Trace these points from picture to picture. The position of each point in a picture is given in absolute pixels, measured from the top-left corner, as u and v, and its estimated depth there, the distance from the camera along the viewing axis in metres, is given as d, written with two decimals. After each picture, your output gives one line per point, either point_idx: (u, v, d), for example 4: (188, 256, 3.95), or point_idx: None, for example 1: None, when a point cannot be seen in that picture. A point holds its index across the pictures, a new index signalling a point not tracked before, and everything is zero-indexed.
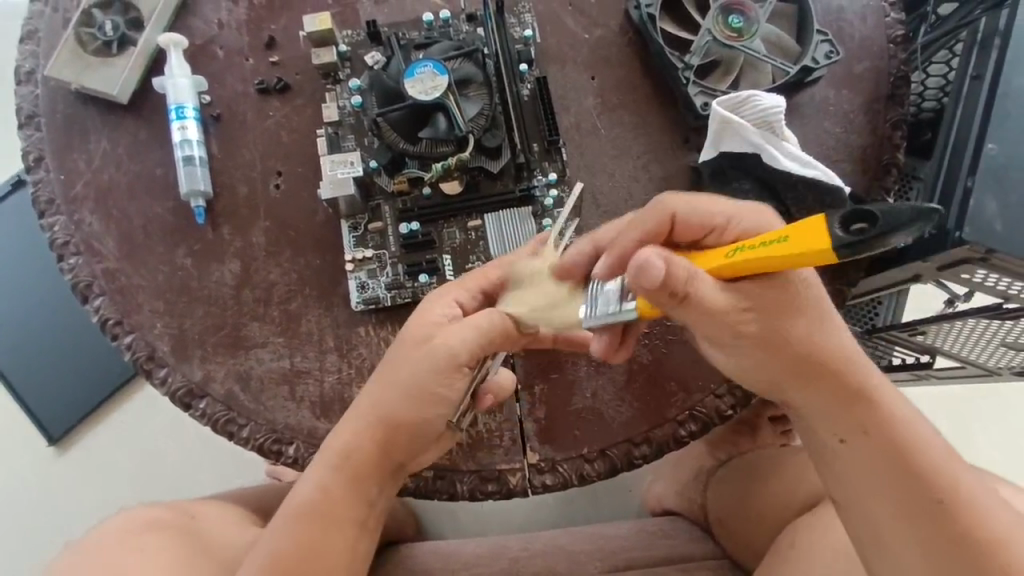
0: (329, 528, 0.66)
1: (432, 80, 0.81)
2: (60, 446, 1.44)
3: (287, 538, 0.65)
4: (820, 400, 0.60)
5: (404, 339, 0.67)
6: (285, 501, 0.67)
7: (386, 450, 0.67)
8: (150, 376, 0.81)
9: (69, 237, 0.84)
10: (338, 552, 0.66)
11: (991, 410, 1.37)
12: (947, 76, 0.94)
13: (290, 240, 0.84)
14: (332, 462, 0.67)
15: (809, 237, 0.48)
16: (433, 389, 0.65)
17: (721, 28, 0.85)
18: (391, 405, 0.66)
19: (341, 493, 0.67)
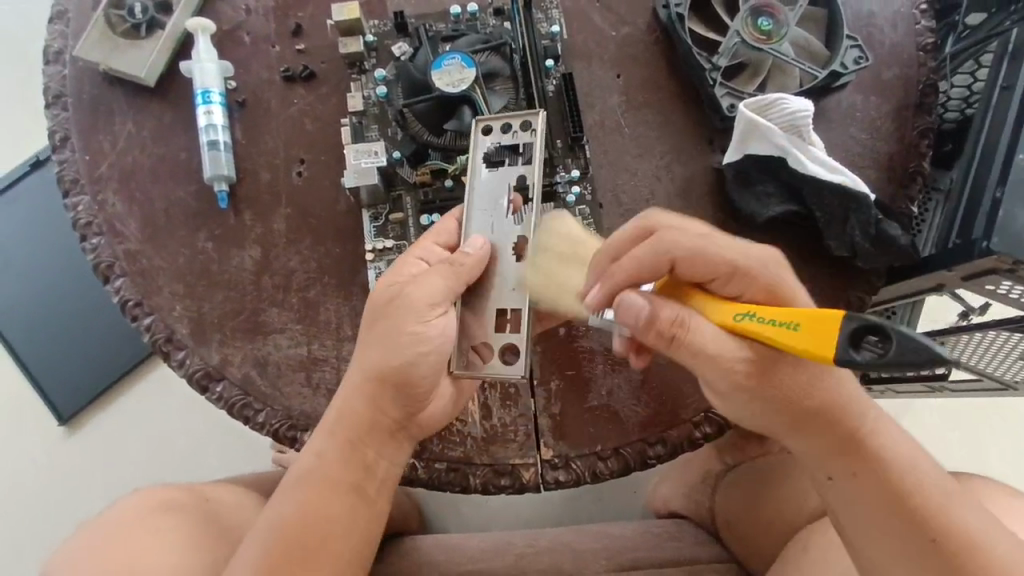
0: (328, 494, 0.67)
1: (460, 73, 0.81)
2: (71, 425, 1.45)
3: (289, 504, 0.67)
4: (818, 443, 0.61)
5: (379, 298, 0.69)
6: (288, 470, 0.69)
7: (378, 409, 0.68)
8: (169, 358, 0.81)
9: (93, 217, 0.84)
10: (338, 516, 0.68)
11: (1003, 424, 1.36)
12: (972, 86, 0.92)
13: (312, 227, 0.84)
14: (328, 428, 0.69)
15: (820, 331, 0.50)
16: (415, 332, 0.66)
17: (750, 29, 0.84)
18: (376, 359, 0.67)
19: (338, 458, 0.68)
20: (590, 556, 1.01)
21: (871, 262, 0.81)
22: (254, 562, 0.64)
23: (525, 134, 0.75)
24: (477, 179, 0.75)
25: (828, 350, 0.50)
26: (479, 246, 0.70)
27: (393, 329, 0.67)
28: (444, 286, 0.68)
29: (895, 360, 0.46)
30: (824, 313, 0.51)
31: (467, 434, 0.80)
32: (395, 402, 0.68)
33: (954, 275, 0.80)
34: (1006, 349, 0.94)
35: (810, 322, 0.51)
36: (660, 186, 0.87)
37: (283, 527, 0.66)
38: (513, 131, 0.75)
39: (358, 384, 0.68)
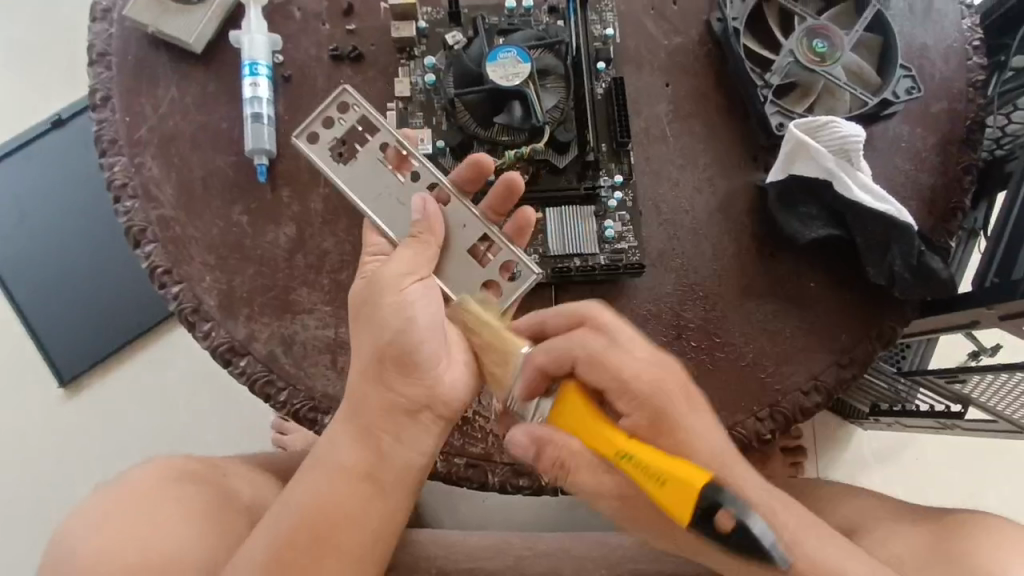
0: (344, 477, 0.65)
1: (514, 67, 0.80)
2: (70, 389, 1.43)
3: (308, 481, 0.65)
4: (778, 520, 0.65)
5: (370, 279, 0.69)
6: (303, 458, 0.68)
7: (383, 385, 0.68)
8: (194, 328, 0.80)
9: (129, 179, 0.83)
10: (358, 502, 0.65)
11: (1004, 465, 1.36)
12: (1005, 128, 0.95)
13: (349, 208, 0.83)
14: (343, 411, 0.68)
15: (680, 492, 0.51)
16: (384, 301, 0.68)
17: (804, 50, 0.85)
18: (369, 340, 0.67)
19: (354, 437, 0.67)
20: (590, 564, 1.00)
21: (909, 293, 0.80)
22: (265, 548, 0.60)
23: (349, 112, 0.77)
24: (359, 176, 0.76)
25: (686, 510, 0.51)
26: (424, 205, 0.72)
27: (382, 308, 0.68)
28: (412, 258, 0.70)
29: (741, 542, 0.49)
30: (685, 478, 0.51)
31: (489, 431, 0.79)
32: (403, 380, 0.68)
33: (991, 311, 0.79)
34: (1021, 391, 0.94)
35: (671, 480, 0.52)
36: (701, 199, 0.86)
37: (300, 508, 0.63)
38: (337, 121, 0.77)
39: (366, 363, 0.68)
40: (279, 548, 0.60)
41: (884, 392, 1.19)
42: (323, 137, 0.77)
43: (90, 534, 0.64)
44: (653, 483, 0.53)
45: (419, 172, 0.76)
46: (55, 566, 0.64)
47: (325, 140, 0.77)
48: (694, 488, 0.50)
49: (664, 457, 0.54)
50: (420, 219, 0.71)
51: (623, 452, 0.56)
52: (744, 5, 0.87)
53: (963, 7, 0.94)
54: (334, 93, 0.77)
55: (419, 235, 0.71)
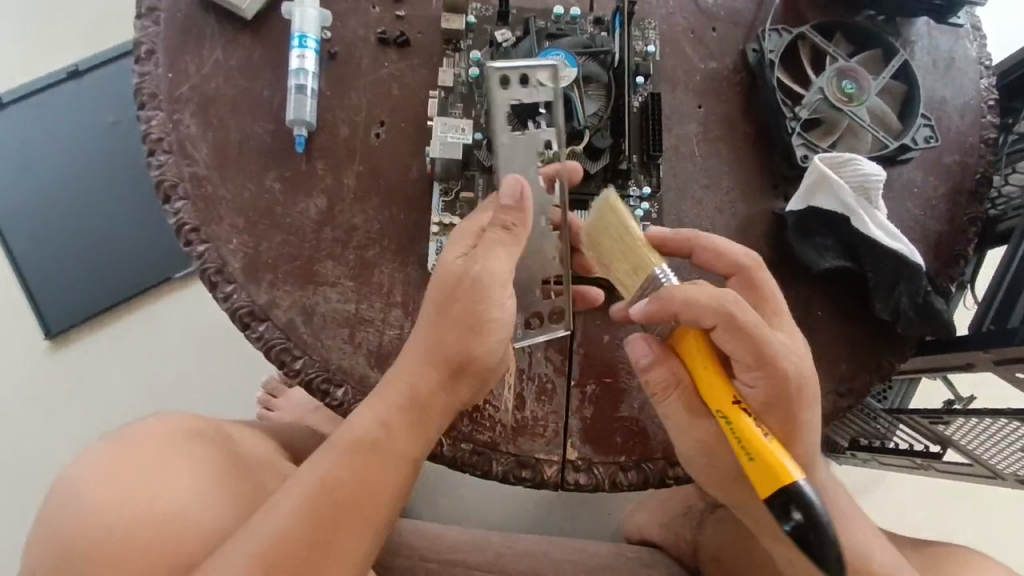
0: (379, 463, 0.63)
1: (562, 70, 0.83)
2: (56, 342, 1.41)
3: (338, 464, 0.62)
4: None
5: (451, 267, 0.66)
6: (340, 428, 0.65)
7: (448, 388, 0.67)
8: (215, 289, 0.80)
9: (165, 135, 0.83)
10: (386, 488, 0.63)
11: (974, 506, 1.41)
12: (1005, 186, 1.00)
13: (380, 189, 0.85)
14: (393, 396, 0.66)
15: (761, 480, 0.59)
16: (489, 314, 0.66)
17: (834, 90, 0.89)
18: (451, 339, 0.65)
19: (397, 428, 0.65)
20: (568, 565, 1.01)
21: (909, 330, 0.84)
22: (288, 517, 0.59)
23: (539, 89, 0.75)
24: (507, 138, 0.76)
25: (763, 489, 0.59)
26: (522, 194, 0.68)
27: (472, 312, 0.65)
28: (506, 257, 0.67)
29: (802, 535, 0.57)
30: (775, 467, 0.58)
31: (497, 420, 0.80)
32: (462, 385, 0.67)
33: (987, 356, 0.82)
34: (1007, 437, 0.97)
35: (763, 467, 0.59)
36: (721, 219, 0.89)
37: (328, 487, 0.61)
38: (529, 86, 0.75)
39: (428, 358, 0.66)
40: (300, 520, 0.59)
41: (866, 428, 1.22)
42: (506, 92, 0.75)
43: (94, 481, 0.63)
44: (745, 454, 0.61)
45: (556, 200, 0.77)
46: (57, 511, 0.63)
47: (512, 90, 0.75)
48: (778, 483, 0.58)
49: (756, 435, 0.61)
50: (515, 210, 0.68)
51: (722, 411, 0.64)
52: (780, 40, 0.91)
53: (983, 67, 0.98)
54: (537, 61, 0.75)
55: (510, 225, 0.68)
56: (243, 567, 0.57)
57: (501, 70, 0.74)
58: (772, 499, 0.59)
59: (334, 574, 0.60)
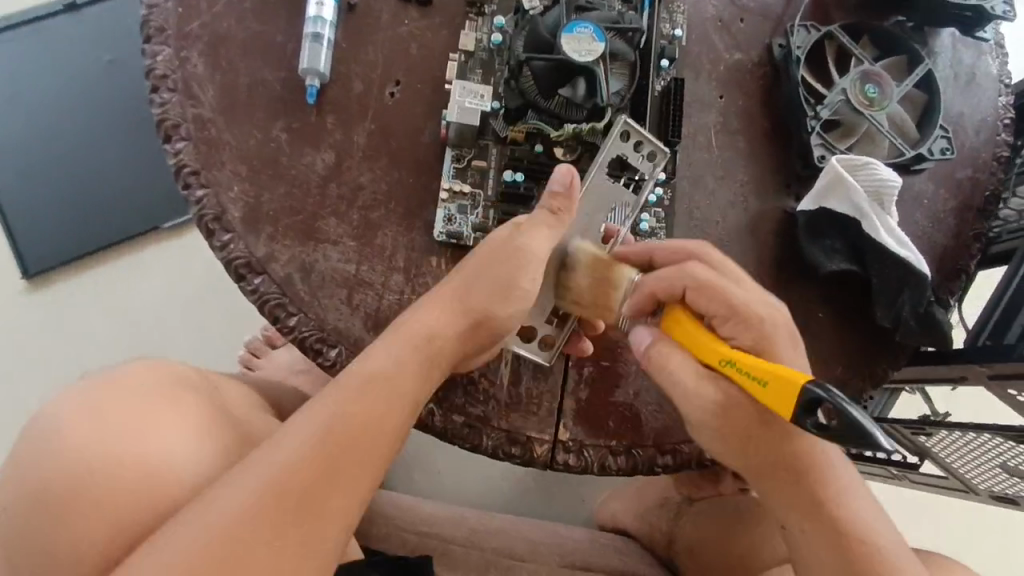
0: (392, 398, 0.63)
1: (589, 44, 0.79)
2: (35, 282, 1.37)
3: (352, 398, 0.61)
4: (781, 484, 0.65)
5: (489, 242, 0.70)
6: (352, 364, 0.64)
7: (463, 342, 0.69)
8: (211, 236, 0.77)
9: (170, 72, 0.80)
10: (397, 423, 0.63)
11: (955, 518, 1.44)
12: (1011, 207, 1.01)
13: (390, 150, 0.82)
14: (409, 336, 0.66)
15: (782, 396, 0.60)
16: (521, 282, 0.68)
17: (857, 92, 0.88)
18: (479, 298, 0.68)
19: (412, 367, 0.65)
20: (543, 547, 1.01)
21: (908, 339, 0.84)
22: (300, 446, 0.58)
23: (648, 161, 0.80)
24: (598, 184, 0.79)
25: (788, 408, 0.59)
26: (571, 181, 0.70)
27: (503, 275, 0.68)
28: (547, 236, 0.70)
29: (835, 431, 0.57)
30: (783, 377, 0.60)
31: (491, 395, 0.79)
32: (474, 340, 0.69)
33: (981, 370, 0.83)
34: (987, 453, 0.98)
35: (776, 381, 0.60)
36: (732, 213, 0.88)
37: (342, 420, 0.60)
38: (639, 152, 0.80)
39: (449, 310, 0.68)
40: (313, 450, 0.57)
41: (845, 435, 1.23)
42: (621, 144, 0.79)
43: (72, 422, 0.61)
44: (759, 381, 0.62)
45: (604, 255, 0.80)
46: (32, 448, 0.60)
47: (626, 145, 0.79)
48: (794, 388, 0.59)
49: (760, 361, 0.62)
50: (562, 194, 0.70)
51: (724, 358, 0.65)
52: (808, 37, 0.90)
53: (1002, 85, 0.98)
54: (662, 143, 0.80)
55: (556, 209, 0.70)
56: (254, 493, 0.55)
57: (634, 128, 0.79)
58: (798, 412, 0.59)
59: (342, 507, 0.58)
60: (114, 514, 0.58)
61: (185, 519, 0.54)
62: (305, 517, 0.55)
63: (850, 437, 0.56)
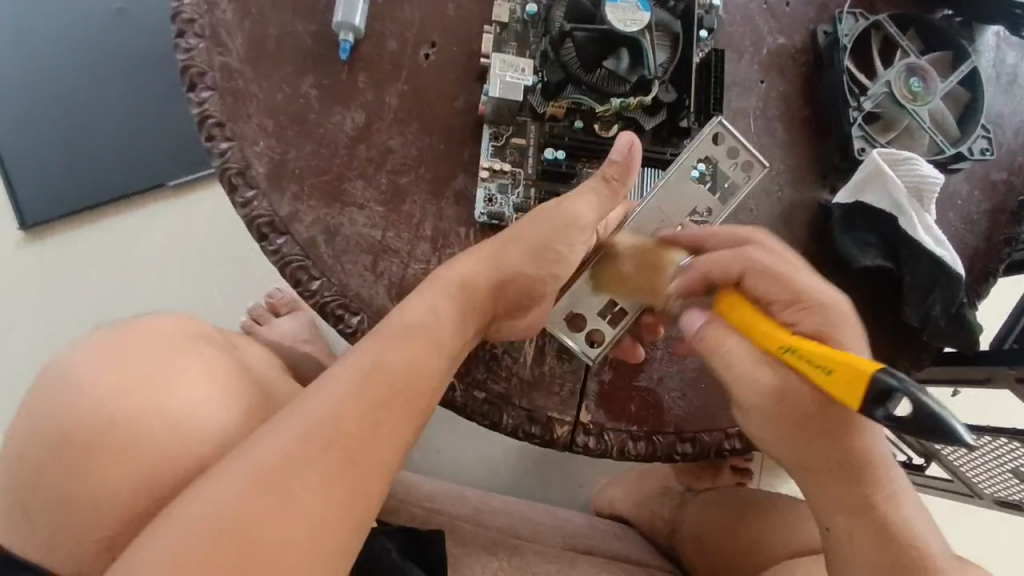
0: (431, 351, 0.62)
1: (634, 13, 0.77)
2: (33, 234, 1.33)
3: (391, 346, 0.60)
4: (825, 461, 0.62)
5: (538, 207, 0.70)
6: (388, 317, 0.63)
7: (495, 298, 0.69)
8: (234, 192, 0.75)
9: (198, 17, 0.76)
10: (434, 375, 0.61)
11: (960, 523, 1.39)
12: None
13: (423, 114, 0.79)
14: (444, 286, 0.66)
15: (854, 381, 0.55)
16: (555, 243, 0.68)
17: (901, 86, 0.86)
18: (514, 261, 0.68)
19: (447, 319, 0.65)
20: (547, 530, 1.00)
21: (935, 339, 0.83)
22: (343, 394, 0.55)
23: (744, 170, 0.75)
24: (683, 182, 0.75)
25: (856, 399, 0.55)
26: (630, 151, 0.68)
27: (542, 235, 0.68)
28: (597, 205, 0.68)
29: (912, 421, 0.52)
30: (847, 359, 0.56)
31: (514, 372, 0.78)
32: (507, 299, 0.69)
33: (1008, 373, 0.82)
34: (999, 457, 0.98)
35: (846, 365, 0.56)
36: (766, 202, 0.86)
37: (382, 366, 0.58)
38: (734, 162, 0.75)
39: (483, 264, 0.68)
40: (358, 398, 0.55)
41: None
42: (713, 146, 0.75)
43: (85, 377, 0.58)
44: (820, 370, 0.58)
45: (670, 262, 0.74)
46: (46, 399, 0.58)
47: (716, 148, 0.74)
48: (863, 369, 0.54)
49: (826, 349, 0.57)
50: (618, 163, 0.68)
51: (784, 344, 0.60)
52: (855, 25, 0.87)
53: None
54: (762, 161, 0.74)
55: (610, 177, 0.69)
56: (295, 442, 0.52)
57: (726, 130, 0.74)
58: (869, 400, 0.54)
59: (386, 460, 0.55)
60: (139, 468, 0.56)
61: (221, 474, 0.51)
62: (353, 461, 0.53)
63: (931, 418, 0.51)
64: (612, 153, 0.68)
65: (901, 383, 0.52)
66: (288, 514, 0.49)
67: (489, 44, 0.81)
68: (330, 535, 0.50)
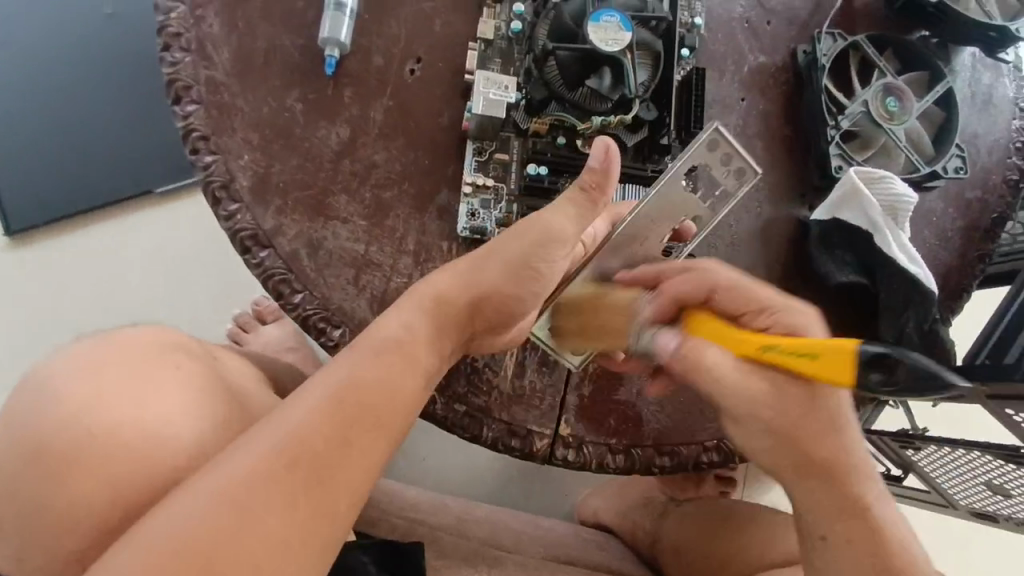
0: (404, 367, 0.62)
1: (616, 33, 0.78)
2: (19, 239, 1.33)
3: (366, 365, 0.60)
4: (808, 474, 0.63)
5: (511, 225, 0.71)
6: (365, 331, 0.63)
7: (472, 315, 0.69)
8: (218, 206, 0.75)
9: (184, 30, 0.77)
10: (408, 391, 0.62)
11: (931, 529, 1.42)
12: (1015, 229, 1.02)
13: (408, 129, 0.80)
14: (422, 303, 0.67)
15: (839, 364, 0.54)
16: (532, 261, 0.68)
17: (878, 106, 0.88)
18: (490, 280, 0.68)
19: (423, 334, 0.65)
20: (527, 540, 1.00)
21: None
22: (314, 409, 0.56)
23: (730, 176, 0.73)
24: (671, 191, 0.72)
25: (848, 373, 0.53)
26: (609, 162, 0.66)
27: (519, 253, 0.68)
28: (574, 217, 0.68)
29: (903, 383, 0.51)
30: (835, 346, 0.54)
31: (494, 386, 0.79)
32: (485, 319, 0.70)
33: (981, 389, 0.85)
34: (973, 470, 1.00)
35: (825, 352, 0.55)
36: (746, 217, 0.88)
37: (355, 385, 0.58)
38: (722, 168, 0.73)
39: (459, 280, 0.68)
40: (327, 414, 0.56)
41: None
42: (706, 154, 0.72)
43: (62, 391, 0.59)
44: (805, 359, 0.56)
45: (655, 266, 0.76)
46: (24, 413, 0.59)
47: (710, 155, 0.72)
48: (849, 357, 0.53)
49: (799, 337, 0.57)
50: (599, 174, 0.66)
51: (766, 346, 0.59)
52: (833, 45, 0.90)
53: (1017, 108, 0.99)
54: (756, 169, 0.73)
55: (590, 188, 0.67)
56: (263, 457, 0.52)
57: (724, 137, 0.71)
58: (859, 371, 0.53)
59: (353, 477, 0.55)
60: (109, 480, 0.56)
61: (186, 489, 0.51)
62: (319, 479, 0.53)
63: (921, 380, 0.51)
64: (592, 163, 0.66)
65: (895, 351, 0.51)
66: (247, 531, 0.49)
67: (473, 61, 0.82)
68: (291, 552, 0.50)
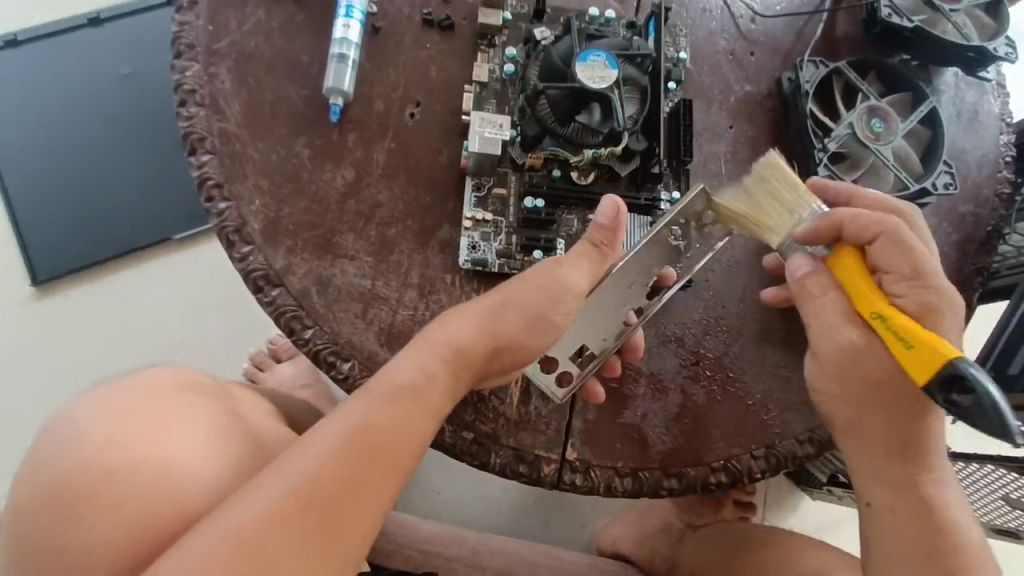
0: (414, 410, 0.64)
1: (602, 71, 0.82)
2: (44, 289, 1.38)
3: (376, 409, 0.62)
4: (869, 448, 0.71)
5: (524, 275, 0.75)
6: (380, 374, 0.64)
7: (491, 354, 0.72)
8: (231, 248, 0.79)
9: (198, 87, 0.82)
10: (416, 433, 0.63)
11: None
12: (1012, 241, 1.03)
13: (409, 168, 0.84)
14: (433, 350, 0.67)
15: (928, 363, 0.61)
16: (550, 315, 0.73)
17: (863, 127, 0.91)
18: (513, 331, 0.71)
19: (437, 376, 0.66)
20: (542, 570, 1.00)
21: None
22: (325, 455, 0.57)
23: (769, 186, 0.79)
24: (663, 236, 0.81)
25: (924, 377, 0.61)
26: (614, 213, 0.75)
27: (537, 304, 0.72)
28: (589, 270, 0.75)
29: (973, 411, 0.58)
30: (933, 349, 0.61)
31: (500, 413, 0.80)
32: (502, 362, 0.73)
33: None
34: (991, 485, 0.99)
35: (922, 352, 0.62)
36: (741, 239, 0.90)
37: (365, 429, 0.60)
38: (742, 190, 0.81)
39: (471, 321, 0.70)
40: (338, 459, 0.57)
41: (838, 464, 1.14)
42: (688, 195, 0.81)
43: (81, 431, 0.61)
44: (900, 343, 0.64)
45: (643, 307, 0.81)
46: (48, 452, 0.61)
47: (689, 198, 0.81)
48: (938, 362, 0.60)
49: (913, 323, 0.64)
50: (604, 228, 0.76)
51: (878, 312, 0.66)
52: (816, 72, 0.93)
53: (1003, 124, 1.01)
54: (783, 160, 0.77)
55: (600, 242, 0.76)
56: (275, 503, 0.54)
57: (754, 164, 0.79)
58: (938, 381, 0.60)
59: (362, 520, 0.57)
60: (125, 523, 0.58)
61: (199, 534, 0.52)
62: (329, 523, 0.55)
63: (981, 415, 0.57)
64: (598, 217, 0.76)
65: (976, 381, 0.57)
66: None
67: (468, 103, 0.86)
68: None
